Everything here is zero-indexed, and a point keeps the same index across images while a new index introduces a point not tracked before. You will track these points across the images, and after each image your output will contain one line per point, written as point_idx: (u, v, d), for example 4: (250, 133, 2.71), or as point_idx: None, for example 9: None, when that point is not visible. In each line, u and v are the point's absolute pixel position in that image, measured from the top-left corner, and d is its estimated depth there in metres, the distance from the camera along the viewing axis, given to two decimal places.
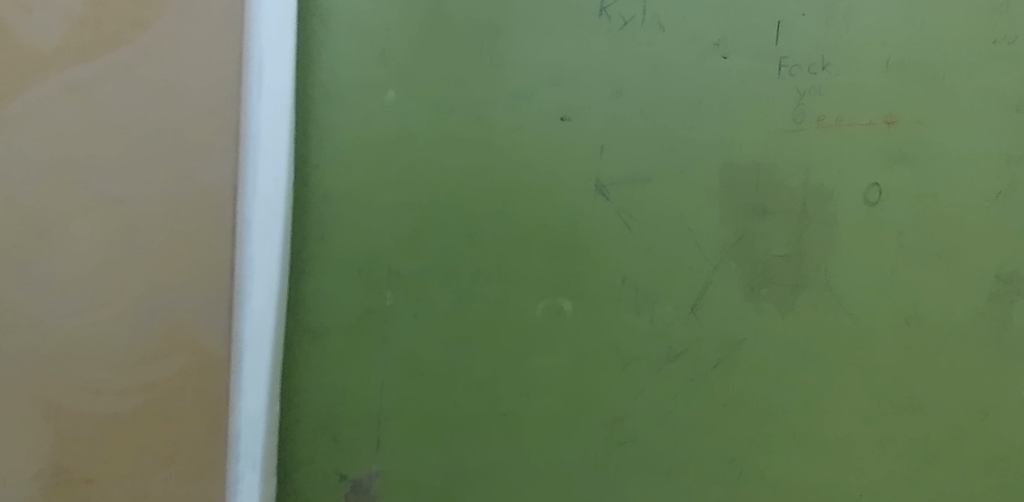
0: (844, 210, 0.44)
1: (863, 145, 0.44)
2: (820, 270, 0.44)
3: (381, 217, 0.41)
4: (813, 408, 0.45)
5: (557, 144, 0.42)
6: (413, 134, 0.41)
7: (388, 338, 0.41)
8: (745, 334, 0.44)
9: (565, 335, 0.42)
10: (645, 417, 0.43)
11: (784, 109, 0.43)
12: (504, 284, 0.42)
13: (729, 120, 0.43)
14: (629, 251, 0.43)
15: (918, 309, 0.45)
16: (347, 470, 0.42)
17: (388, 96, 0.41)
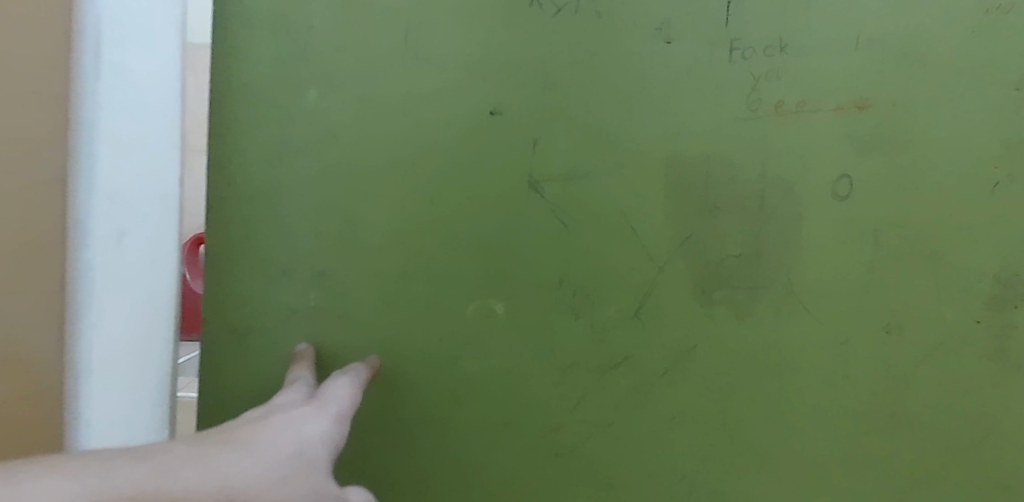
0: (809, 204, 0.40)
1: (831, 132, 0.39)
2: (785, 272, 0.40)
3: (304, 217, 0.40)
4: (778, 424, 0.41)
5: (485, 139, 0.40)
6: (337, 132, 0.40)
7: (311, 338, 0.41)
8: (696, 340, 0.40)
9: (497, 337, 0.41)
10: (585, 427, 0.41)
11: (739, 95, 0.39)
12: (432, 285, 0.41)
13: (674, 110, 0.40)
14: (565, 250, 0.40)
15: (899, 316, 0.40)
16: None
17: (310, 94, 0.40)
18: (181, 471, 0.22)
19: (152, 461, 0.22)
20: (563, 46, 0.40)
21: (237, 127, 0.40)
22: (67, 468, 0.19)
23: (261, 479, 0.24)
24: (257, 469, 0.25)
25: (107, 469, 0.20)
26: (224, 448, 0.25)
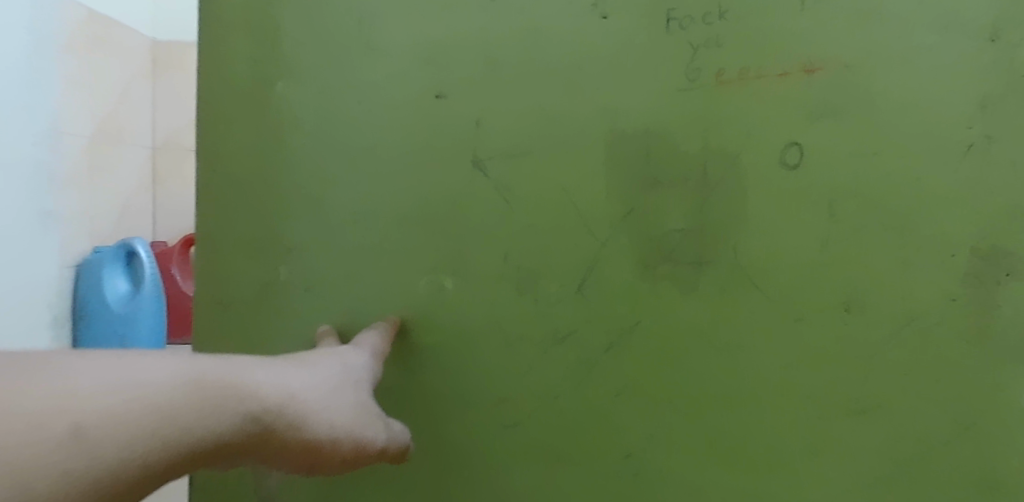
0: (754, 174, 0.38)
1: (776, 99, 0.37)
2: (730, 247, 0.38)
3: (275, 198, 0.44)
4: (725, 405, 0.39)
5: (430, 121, 0.41)
6: (301, 120, 0.43)
7: (284, 309, 0.44)
8: (639, 316, 0.39)
9: (446, 312, 0.42)
10: (531, 401, 0.41)
11: (679, 66, 0.39)
12: (384, 262, 0.42)
13: (610, 84, 0.39)
14: (509, 227, 0.41)
15: (861, 293, 0.36)
16: None
17: (278, 87, 0.43)
18: (254, 372, 0.27)
19: (233, 361, 0.27)
20: (499, 26, 0.41)
21: (223, 122, 0.44)
22: (168, 358, 0.25)
23: (317, 391, 0.29)
24: (312, 383, 0.30)
25: (201, 360, 0.26)
26: (285, 366, 0.30)
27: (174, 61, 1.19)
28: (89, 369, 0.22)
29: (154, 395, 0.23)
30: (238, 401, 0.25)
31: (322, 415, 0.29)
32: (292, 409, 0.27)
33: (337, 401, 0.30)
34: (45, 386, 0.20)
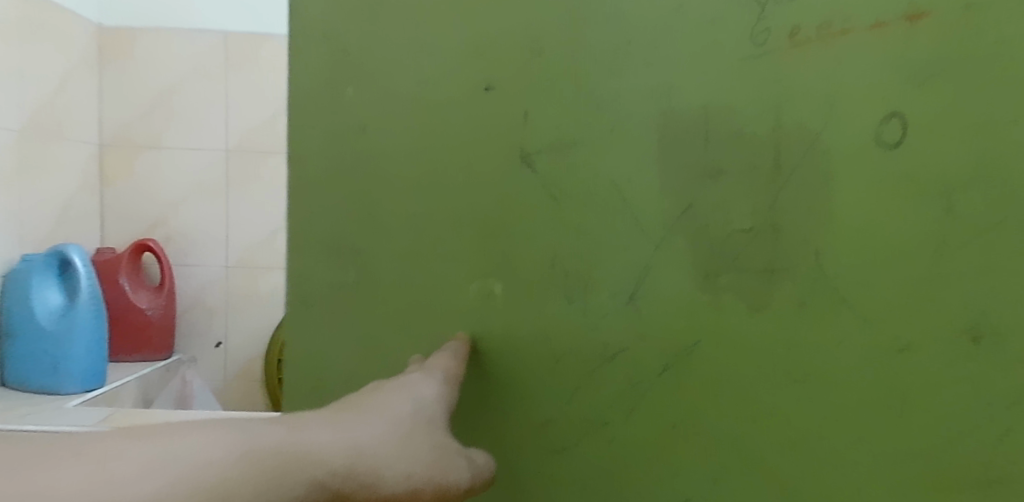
0: (841, 160, 0.30)
1: (864, 62, 0.29)
2: (809, 250, 0.31)
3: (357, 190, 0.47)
4: (803, 452, 0.31)
5: (480, 114, 0.41)
6: (364, 116, 0.46)
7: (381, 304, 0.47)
8: (700, 335, 0.34)
9: (496, 317, 0.42)
10: (582, 425, 0.38)
11: (744, 29, 0.32)
12: (444, 264, 0.43)
13: (663, 59, 0.34)
14: (558, 230, 0.39)
15: (989, 311, 0.26)
16: None
17: (349, 89, 0.47)
18: (324, 432, 0.27)
19: (305, 421, 0.28)
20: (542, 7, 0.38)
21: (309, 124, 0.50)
22: (236, 424, 0.25)
23: (390, 442, 0.30)
24: (383, 432, 0.30)
25: (278, 422, 0.27)
26: (356, 414, 0.31)
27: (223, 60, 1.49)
28: (139, 448, 0.22)
29: (218, 474, 0.22)
30: (315, 467, 0.26)
31: (401, 468, 0.30)
32: (367, 465, 0.28)
33: (411, 448, 0.31)
34: (121, 469, 0.20)
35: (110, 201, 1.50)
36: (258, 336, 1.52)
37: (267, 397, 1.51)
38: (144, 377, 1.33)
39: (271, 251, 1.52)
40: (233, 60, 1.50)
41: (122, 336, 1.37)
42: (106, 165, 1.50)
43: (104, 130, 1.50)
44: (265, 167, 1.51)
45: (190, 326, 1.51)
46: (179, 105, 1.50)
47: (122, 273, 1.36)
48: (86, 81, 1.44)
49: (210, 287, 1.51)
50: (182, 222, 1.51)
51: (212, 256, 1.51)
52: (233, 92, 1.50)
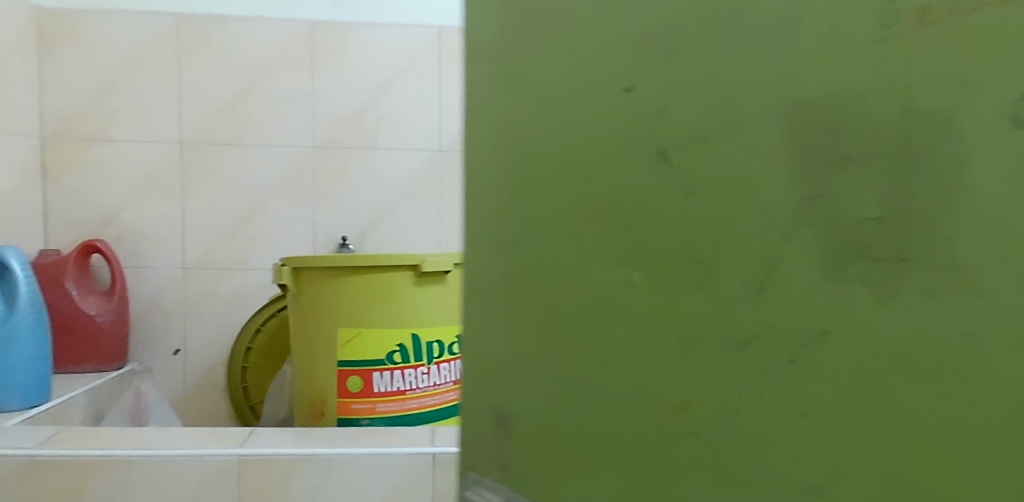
0: (981, 145, 0.25)
1: (1001, 37, 0.24)
2: (942, 237, 0.26)
3: (504, 189, 0.47)
4: (931, 451, 0.27)
5: (620, 116, 0.38)
6: (513, 117, 0.46)
7: (527, 296, 0.46)
8: (828, 324, 0.29)
9: (633, 307, 0.38)
10: (710, 412, 0.34)
11: (868, 11, 0.27)
12: (582, 254, 0.41)
13: (787, 48, 0.30)
14: (689, 216, 0.35)
15: None
16: (502, 403, 0.48)
17: (512, 101, 0.47)
18: None
19: None
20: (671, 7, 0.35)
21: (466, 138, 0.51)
22: None
23: None
24: None
25: None
26: None
27: (192, 39, 1.40)
28: None
29: None
30: None
31: None
32: None
33: None
34: None
35: (51, 199, 1.37)
36: (221, 341, 1.42)
37: (233, 405, 1.42)
38: (97, 389, 1.22)
39: (233, 249, 1.43)
40: (188, 46, 1.40)
41: (68, 347, 1.26)
42: (48, 160, 1.36)
43: (44, 122, 1.36)
44: (226, 160, 1.42)
45: (145, 333, 1.40)
46: (126, 95, 1.38)
47: (67, 278, 1.25)
48: (22, 68, 1.31)
49: (167, 290, 1.41)
50: (134, 218, 1.39)
51: (168, 256, 1.41)
52: (189, 80, 1.40)
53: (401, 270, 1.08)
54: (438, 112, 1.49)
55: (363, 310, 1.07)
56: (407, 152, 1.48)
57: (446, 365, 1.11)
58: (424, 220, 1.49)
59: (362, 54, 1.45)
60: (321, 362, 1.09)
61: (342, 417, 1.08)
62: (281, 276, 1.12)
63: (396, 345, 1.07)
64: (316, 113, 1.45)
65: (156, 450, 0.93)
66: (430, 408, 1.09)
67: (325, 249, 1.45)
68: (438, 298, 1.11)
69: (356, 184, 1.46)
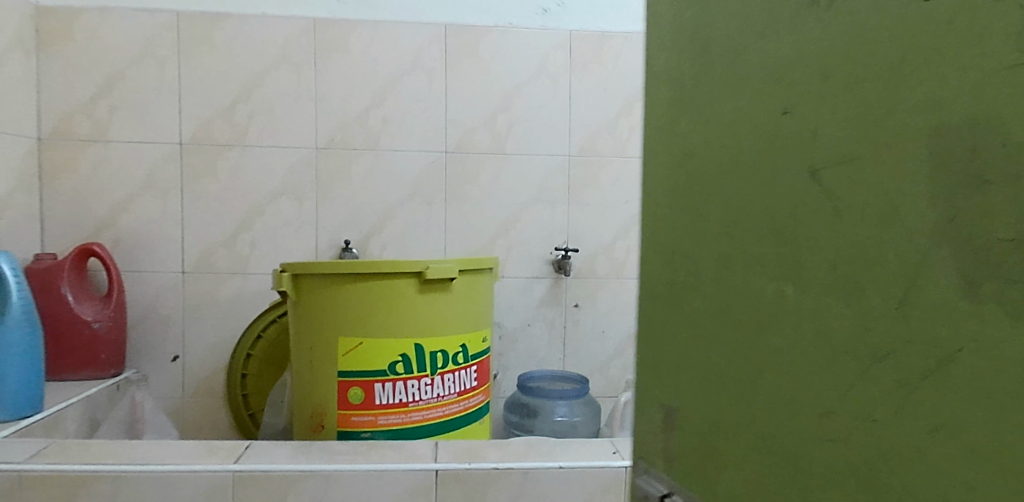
0: None
1: None
2: None
3: (676, 204, 0.51)
4: None
5: (775, 135, 0.40)
6: (688, 136, 0.49)
7: (693, 305, 0.49)
8: (960, 343, 0.29)
9: (783, 318, 0.40)
10: (847, 422, 0.35)
11: (1012, 31, 0.27)
12: (738, 266, 0.43)
13: (933, 71, 0.30)
14: (833, 231, 0.36)
15: None
16: (671, 401, 0.52)
17: (685, 123, 0.50)
18: None
19: None
20: (828, 33, 0.36)
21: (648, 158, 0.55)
22: None
23: None
24: None
25: None
26: None
27: (192, 38, 1.36)
28: None
29: None
30: None
31: None
32: None
33: None
34: None
35: (49, 201, 1.34)
36: (220, 348, 1.39)
37: (231, 413, 1.38)
38: (91, 397, 1.18)
39: (233, 254, 1.39)
40: (188, 45, 1.36)
41: (64, 354, 1.22)
42: (45, 161, 1.33)
43: (41, 122, 1.33)
44: (225, 161, 1.38)
45: (143, 339, 1.37)
46: (125, 94, 1.35)
47: (64, 282, 1.22)
48: (20, 66, 1.28)
49: (166, 296, 1.37)
50: (132, 222, 1.36)
51: (168, 260, 1.37)
52: (188, 79, 1.37)
53: (405, 277, 1.04)
54: (443, 112, 1.44)
55: (366, 318, 1.03)
56: (411, 154, 1.43)
57: (450, 376, 1.06)
58: (428, 224, 1.44)
59: (366, 52, 1.41)
60: (321, 372, 1.05)
61: (342, 430, 1.04)
62: (280, 282, 1.07)
63: (399, 354, 1.03)
64: (318, 113, 1.41)
65: (147, 465, 0.89)
66: (433, 420, 1.05)
67: (327, 253, 1.42)
68: (444, 306, 1.06)
69: (359, 186, 1.42)
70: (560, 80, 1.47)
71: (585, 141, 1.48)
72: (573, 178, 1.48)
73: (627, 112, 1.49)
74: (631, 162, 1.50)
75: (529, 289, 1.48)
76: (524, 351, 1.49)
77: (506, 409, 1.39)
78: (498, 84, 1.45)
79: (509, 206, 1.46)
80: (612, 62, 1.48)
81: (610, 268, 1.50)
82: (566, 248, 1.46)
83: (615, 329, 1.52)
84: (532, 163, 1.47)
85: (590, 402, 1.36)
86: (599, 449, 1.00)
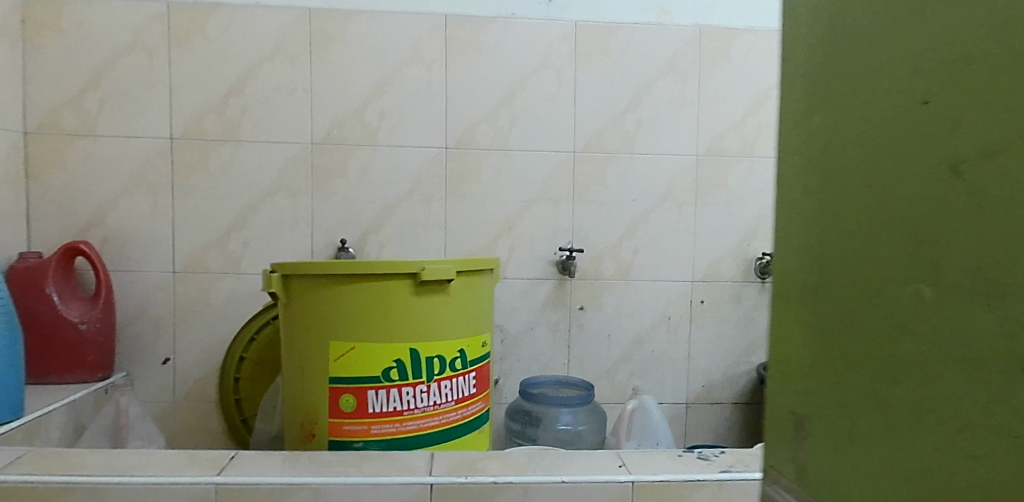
0: None
1: None
2: None
3: (797, 199, 0.46)
4: None
5: (917, 124, 0.36)
6: (812, 125, 0.45)
7: (814, 309, 0.45)
8: None
9: (918, 325, 0.36)
10: (1002, 439, 0.32)
11: None
12: (865, 268, 0.40)
13: None
14: (989, 229, 0.32)
15: None
16: (788, 412, 0.48)
17: (813, 110, 0.45)
18: None
19: None
20: (971, 7, 0.33)
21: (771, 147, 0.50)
22: None
23: None
24: None
25: None
26: None
27: (184, 30, 1.31)
28: None
29: None
30: None
31: None
32: None
33: None
34: None
35: (35, 198, 1.29)
36: (212, 351, 1.34)
37: (224, 419, 1.34)
38: (76, 402, 1.14)
39: (226, 254, 1.34)
40: (179, 36, 1.31)
41: (48, 356, 1.17)
42: (32, 156, 1.29)
43: (27, 116, 1.29)
44: (217, 157, 1.34)
45: (132, 342, 1.32)
46: (114, 88, 1.31)
47: (49, 282, 1.17)
48: (4, 58, 1.23)
49: (156, 297, 1.33)
50: (122, 220, 1.32)
51: (158, 260, 1.33)
52: (179, 72, 1.32)
53: (400, 278, 0.98)
54: (444, 106, 1.38)
55: (360, 322, 0.98)
56: (410, 150, 1.38)
57: (447, 383, 1.01)
58: (428, 223, 1.39)
59: (363, 44, 1.36)
60: (313, 379, 1.00)
61: (334, 439, 0.98)
62: (269, 284, 1.02)
63: (394, 360, 0.98)
64: (313, 107, 1.36)
65: (126, 477, 0.84)
66: (429, 430, 1.00)
67: (323, 253, 1.37)
68: (441, 309, 1.01)
69: (355, 183, 1.37)
70: (565, 73, 1.41)
71: (591, 137, 1.42)
72: (578, 176, 1.42)
73: (635, 107, 1.43)
74: (639, 159, 1.44)
75: (532, 292, 1.42)
76: (527, 355, 1.43)
77: (507, 416, 1.34)
78: (500, 77, 1.39)
79: (511, 205, 1.41)
80: (619, 55, 1.42)
81: (617, 269, 1.44)
82: (571, 249, 1.41)
83: (622, 333, 1.46)
84: (535, 160, 1.41)
85: (595, 409, 1.31)
86: (603, 461, 0.95)
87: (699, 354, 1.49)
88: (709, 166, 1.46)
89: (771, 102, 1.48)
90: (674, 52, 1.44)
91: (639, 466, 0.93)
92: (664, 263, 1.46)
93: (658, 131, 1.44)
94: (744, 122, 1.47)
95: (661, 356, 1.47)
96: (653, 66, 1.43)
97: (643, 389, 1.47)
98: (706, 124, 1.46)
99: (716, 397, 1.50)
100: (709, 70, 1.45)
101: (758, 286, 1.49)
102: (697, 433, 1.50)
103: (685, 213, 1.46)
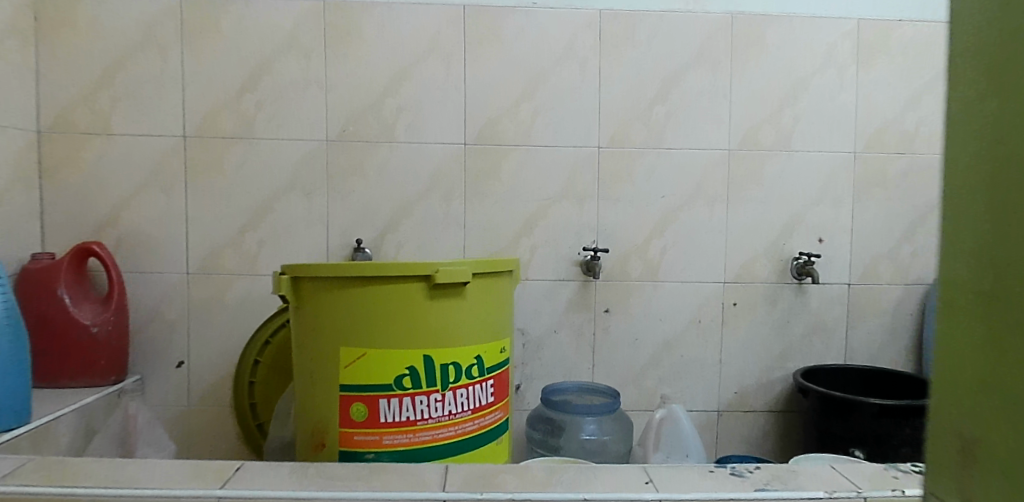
0: None
1: None
2: None
3: (977, 198, 0.42)
4: None
5: None
6: (998, 116, 0.40)
7: (1000, 320, 0.40)
8: None
9: None
10: None
11: None
12: None
13: None
14: None
15: None
16: (961, 434, 0.43)
17: (1002, 98, 0.40)
18: None
19: None
20: None
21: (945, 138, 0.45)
22: None
23: None
24: None
25: None
26: None
27: (197, 25, 1.28)
28: None
29: None
30: None
31: None
32: None
33: None
34: None
35: (49, 197, 1.28)
36: (227, 354, 1.31)
37: (238, 423, 1.31)
38: (87, 407, 1.12)
39: (240, 254, 1.31)
40: (191, 31, 1.28)
41: (60, 359, 1.16)
42: (46, 154, 1.27)
43: (42, 114, 1.27)
44: (231, 155, 1.30)
45: (147, 344, 1.30)
46: (127, 85, 1.28)
47: (61, 283, 1.15)
48: (17, 57, 1.22)
49: (170, 298, 1.30)
50: (136, 220, 1.29)
51: (172, 261, 1.30)
52: (192, 67, 1.29)
53: (412, 281, 0.93)
54: (462, 100, 1.33)
55: (371, 327, 0.93)
56: (427, 146, 1.33)
57: (463, 391, 0.96)
58: (446, 222, 1.34)
59: (379, 37, 1.31)
60: (323, 386, 0.95)
61: (344, 450, 0.94)
62: (278, 286, 0.97)
63: (406, 367, 0.93)
64: (328, 103, 1.31)
65: (126, 489, 0.80)
66: (444, 441, 0.95)
67: (339, 253, 1.33)
68: (456, 313, 0.95)
69: (371, 181, 1.32)
70: (589, 64, 1.34)
71: (616, 131, 1.35)
72: (603, 172, 1.36)
73: (663, 99, 1.36)
74: (667, 154, 1.37)
75: (555, 294, 1.36)
76: (551, 360, 1.37)
77: (529, 425, 1.28)
78: (521, 69, 1.33)
79: (533, 203, 1.35)
80: (646, 44, 1.35)
81: (645, 270, 1.37)
82: (596, 249, 1.34)
83: (650, 337, 1.39)
84: (558, 155, 1.35)
85: (621, 418, 1.25)
86: (630, 478, 0.88)
87: (732, 360, 1.41)
88: (742, 160, 1.38)
89: (809, 91, 1.39)
90: (705, 40, 1.36)
91: (667, 482, 0.86)
92: (695, 263, 1.38)
93: (688, 124, 1.36)
94: (780, 114, 1.39)
95: (692, 362, 1.40)
96: (682, 55, 1.35)
97: (672, 396, 1.40)
98: (739, 116, 1.38)
99: (750, 405, 1.42)
100: (742, 59, 1.37)
101: (796, 288, 1.40)
102: (729, 442, 1.42)
103: (717, 210, 1.38)
